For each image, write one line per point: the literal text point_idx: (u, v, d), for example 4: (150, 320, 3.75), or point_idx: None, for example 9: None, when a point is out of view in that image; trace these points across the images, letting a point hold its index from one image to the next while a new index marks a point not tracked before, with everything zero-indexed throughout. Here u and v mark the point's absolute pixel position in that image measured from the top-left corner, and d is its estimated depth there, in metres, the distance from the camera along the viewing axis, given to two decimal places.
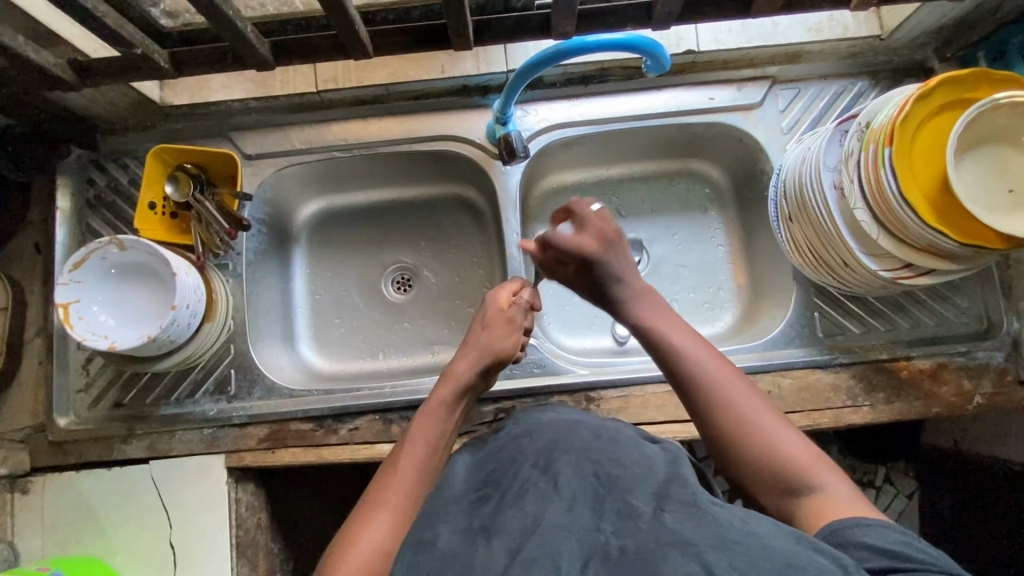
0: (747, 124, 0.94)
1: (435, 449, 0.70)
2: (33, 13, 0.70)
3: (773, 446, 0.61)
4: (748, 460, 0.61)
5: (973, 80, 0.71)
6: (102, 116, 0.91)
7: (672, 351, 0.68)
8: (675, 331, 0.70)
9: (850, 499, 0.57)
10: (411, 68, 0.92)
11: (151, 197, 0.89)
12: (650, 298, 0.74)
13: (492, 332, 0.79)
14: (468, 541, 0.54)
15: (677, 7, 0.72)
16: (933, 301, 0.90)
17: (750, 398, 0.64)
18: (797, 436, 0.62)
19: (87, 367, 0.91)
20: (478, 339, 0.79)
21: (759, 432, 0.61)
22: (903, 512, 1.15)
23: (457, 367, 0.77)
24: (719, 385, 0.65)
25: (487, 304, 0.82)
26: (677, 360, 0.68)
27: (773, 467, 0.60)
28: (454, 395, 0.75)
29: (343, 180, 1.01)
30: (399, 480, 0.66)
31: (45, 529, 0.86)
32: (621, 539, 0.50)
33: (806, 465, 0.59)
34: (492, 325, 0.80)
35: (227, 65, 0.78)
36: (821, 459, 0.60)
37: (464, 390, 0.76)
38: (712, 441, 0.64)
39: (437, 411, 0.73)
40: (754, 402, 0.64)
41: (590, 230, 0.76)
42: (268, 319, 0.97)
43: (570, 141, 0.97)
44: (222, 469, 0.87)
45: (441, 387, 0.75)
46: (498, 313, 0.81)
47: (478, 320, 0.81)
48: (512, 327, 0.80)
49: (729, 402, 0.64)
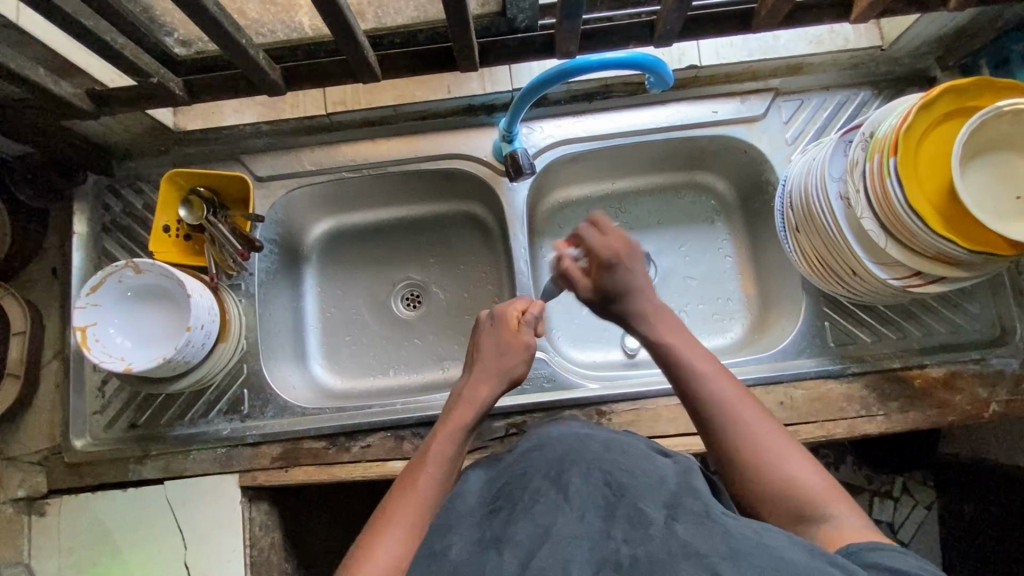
0: (751, 136, 0.95)
1: (450, 471, 0.69)
2: (53, 45, 0.73)
3: (785, 471, 0.60)
4: (755, 484, 0.61)
5: (977, 88, 0.71)
6: (117, 142, 0.93)
7: (691, 374, 0.69)
8: (693, 355, 0.70)
9: (863, 531, 0.55)
10: (418, 90, 0.94)
11: (166, 220, 0.91)
12: (670, 319, 0.74)
13: (505, 354, 0.78)
14: (479, 551, 0.54)
15: (679, 24, 0.73)
16: (943, 308, 0.90)
17: (764, 422, 0.64)
18: (813, 465, 0.61)
19: (103, 389, 0.92)
20: (489, 362, 0.78)
21: (767, 454, 0.61)
22: (923, 523, 1.14)
23: (474, 392, 0.75)
24: (732, 409, 0.65)
25: (493, 323, 0.80)
26: (695, 385, 0.68)
27: (781, 490, 0.59)
28: (472, 417, 0.73)
29: (352, 199, 1.03)
30: (409, 499, 0.65)
31: (61, 552, 0.87)
32: (631, 548, 0.50)
33: (820, 495, 0.58)
34: (501, 347, 0.78)
35: (241, 91, 0.80)
36: (838, 491, 0.59)
37: (479, 415, 0.75)
38: (721, 463, 0.64)
39: (454, 433, 0.71)
40: (766, 425, 0.64)
41: (611, 237, 0.78)
42: (280, 338, 0.98)
43: (575, 157, 0.98)
44: (236, 488, 0.88)
45: (461, 410, 0.73)
46: (508, 337, 0.79)
47: (483, 344, 0.79)
48: (524, 351, 0.79)
49: (743, 427, 0.64)
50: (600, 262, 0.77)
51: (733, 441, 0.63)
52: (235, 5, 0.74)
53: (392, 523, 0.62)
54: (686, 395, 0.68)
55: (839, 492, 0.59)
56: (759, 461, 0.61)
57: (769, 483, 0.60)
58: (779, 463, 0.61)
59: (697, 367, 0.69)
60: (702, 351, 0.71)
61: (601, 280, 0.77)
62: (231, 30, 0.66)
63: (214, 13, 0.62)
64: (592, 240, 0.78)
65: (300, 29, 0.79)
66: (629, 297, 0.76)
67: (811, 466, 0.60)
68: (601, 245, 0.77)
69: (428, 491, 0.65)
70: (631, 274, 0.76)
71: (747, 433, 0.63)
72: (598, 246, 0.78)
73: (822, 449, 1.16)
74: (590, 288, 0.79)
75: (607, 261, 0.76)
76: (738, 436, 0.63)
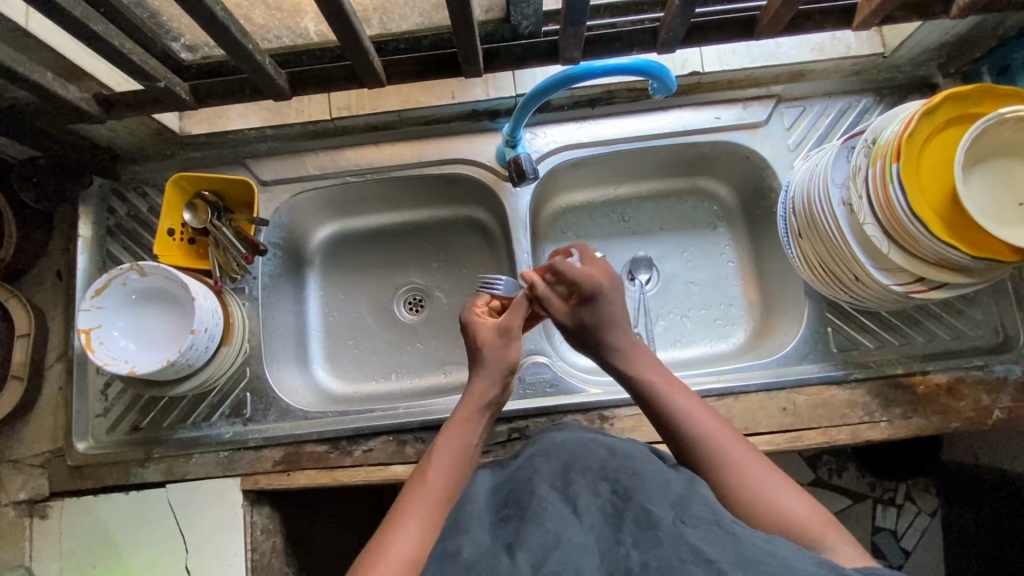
0: (753, 142, 0.96)
1: (461, 465, 0.69)
2: (61, 50, 0.73)
3: (774, 505, 0.60)
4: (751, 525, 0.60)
5: (978, 95, 0.72)
6: (123, 146, 0.94)
7: (673, 415, 0.69)
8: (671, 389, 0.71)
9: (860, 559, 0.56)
10: (422, 95, 0.94)
11: (169, 224, 0.90)
12: (646, 358, 0.75)
13: (498, 346, 0.77)
14: (491, 553, 0.53)
15: (682, 30, 0.74)
16: (946, 315, 0.90)
17: (751, 455, 0.64)
18: (804, 498, 0.61)
19: (106, 392, 0.92)
20: (487, 354, 0.77)
21: (755, 485, 0.62)
22: (926, 530, 1.13)
23: (476, 386, 0.76)
24: (719, 443, 0.65)
25: (466, 325, 0.79)
26: (682, 425, 0.67)
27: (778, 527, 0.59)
28: (476, 412, 0.74)
29: (355, 204, 1.03)
30: (421, 493, 0.65)
31: (62, 555, 0.87)
32: (641, 554, 0.50)
33: (814, 528, 0.58)
34: (491, 341, 0.77)
35: (246, 96, 0.81)
36: (830, 523, 0.59)
37: (486, 407, 0.75)
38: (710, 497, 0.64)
39: (460, 428, 0.72)
40: (752, 458, 0.64)
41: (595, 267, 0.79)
42: (283, 342, 0.98)
43: (578, 162, 0.98)
44: (238, 492, 0.88)
45: (464, 404, 0.75)
46: (487, 331, 0.78)
47: (474, 339, 0.78)
48: (512, 337, 0.77)
49: (730, 458, 0.64)
50: (579, 290, 0.77)
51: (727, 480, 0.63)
52: (240, 11, 0.72)
53: (406, 519, 0.62)
54: (673, 438, 0.68)
55: (830, 523, 0.59)
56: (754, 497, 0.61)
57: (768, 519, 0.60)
58: (773, 497, 0.61)
59: (676, 404, 0.69)
60: (681, 385, 0.72)
61: (580, 312, 0.78)
62: (238, 36, 0.66)
63: (222, 19, 0.63)
64: (574, 269, 0.77)
65: (306, 35, 0.78)
66: (609, 330, 0.76)
67: (802, 499, 0.61)
68: (585, 275, 0.77)
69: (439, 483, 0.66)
70: (610, 306, 0.77)
71: (735, 464, 0.63)
72: (579, 273, 0.77)
73: (824, 455, 1.16)
74: (566, 314, 0.78)
75: (588, 293, 0.77)
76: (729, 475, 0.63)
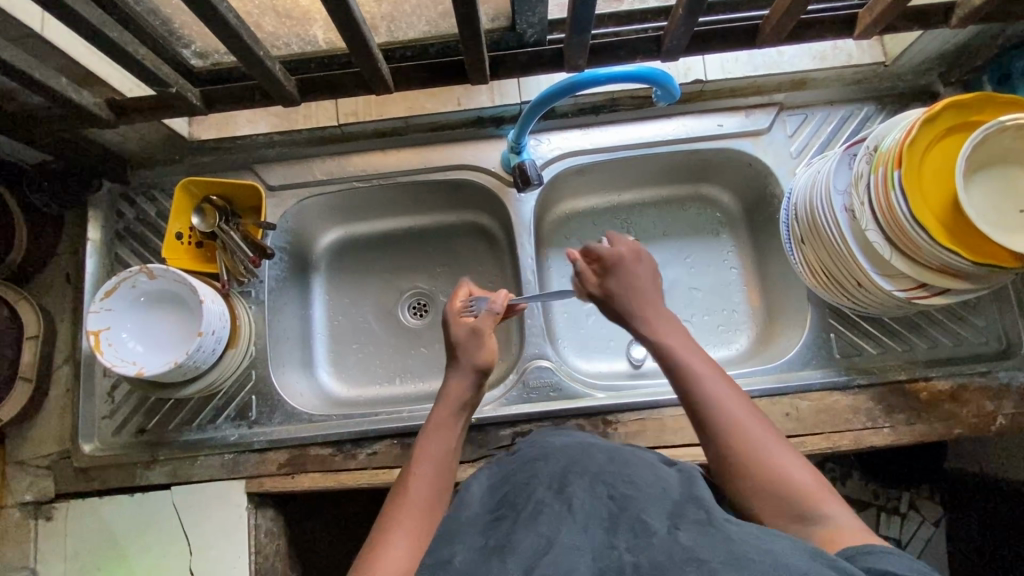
0: (756, 149, 0.96)
1: (441, 468, 0.71)
2: (75, 55, 0.75)
3: (775, 468, 0.59)
4: (756, 495, 0.59)
5: (979, 104, 0.72)
6: (134, 150, 0.95)
7: (687, 376, 0.69)
8: (687, 352, 0.72)
9: (853, 527, 0.54)
10: (429, 102, 0.96)
11: (178, 227, 0.92)
12: (667, 322, 0.76)
13: (471, 345, 0.79)
14: (482, 560, 0.52)
15: (684, 39, 0.75)
16: (949, 322, 0.90)
17: (759, 424, 0.64)
18: (805, 467, 0.60)
19: (112, 394, 0.93)
20: (463, 349, 0.79)
21: (760, 453, 0.61)
22: (930, 539, 1.12)
23: (452, 387, 0.77)
24: (729, 406, 0.65)
25: (448, 321, 0.82)
26: (693, 386, 0.68)
27: (776, 491, 0.58)
28: (453, 413, 0.76)
29: (361, 209, 1.04)
30: (405, 504, 0.66)
31: (67, 556, 0.88)
32: (633, 556, 0.49)
33: (811, 493, 0.57)
34: (463, 340, 0.79)
35: (257, 102, 0.83)
36: (828, 492, 0.58)
37: (459, 409, 0.77)
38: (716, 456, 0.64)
39: (438, 430, 0.74)
40: (758, 424, 0.64)
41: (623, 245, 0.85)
42: (288, 345, 0.99)
43: (582, 169, 0.99)
44: (243, 494, 0.88)
45: (439, 408, 0.76)
46: (461, 330, 0.80)
47: (450, 337, 0.81)
48: (483, 337, 0.79)
49: (738, 422, 0.63)
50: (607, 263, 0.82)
51: (733, 444, 0.62)
52: (251, 19, 0.74)
53: (402, 521, 0.63)
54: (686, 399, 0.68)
55: (830, 492, 0.58)
56: (756, 460, 0.60)
57: (768, 483, 0.59)
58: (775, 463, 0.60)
59: (694, 366, 0.70)
60: (698, 347, 0.73)
61: (605, 283, 0.82)
62: (250, 43, 0.68)
63: (235, 29, 0.64)
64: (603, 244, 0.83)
65: (314, 43, 0.80)
66: (627, 295, 0.79)
67: (802, 465, 0.60)
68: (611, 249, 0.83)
69: (422, 491, 0.67)
70: (631, 274, 0.81)
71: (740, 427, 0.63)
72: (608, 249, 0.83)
73: (828, 463, 1.16)
74: (596, 285, 0.83)
75: (612, 265, 0.82)
76: (736, 436, 0.63)
